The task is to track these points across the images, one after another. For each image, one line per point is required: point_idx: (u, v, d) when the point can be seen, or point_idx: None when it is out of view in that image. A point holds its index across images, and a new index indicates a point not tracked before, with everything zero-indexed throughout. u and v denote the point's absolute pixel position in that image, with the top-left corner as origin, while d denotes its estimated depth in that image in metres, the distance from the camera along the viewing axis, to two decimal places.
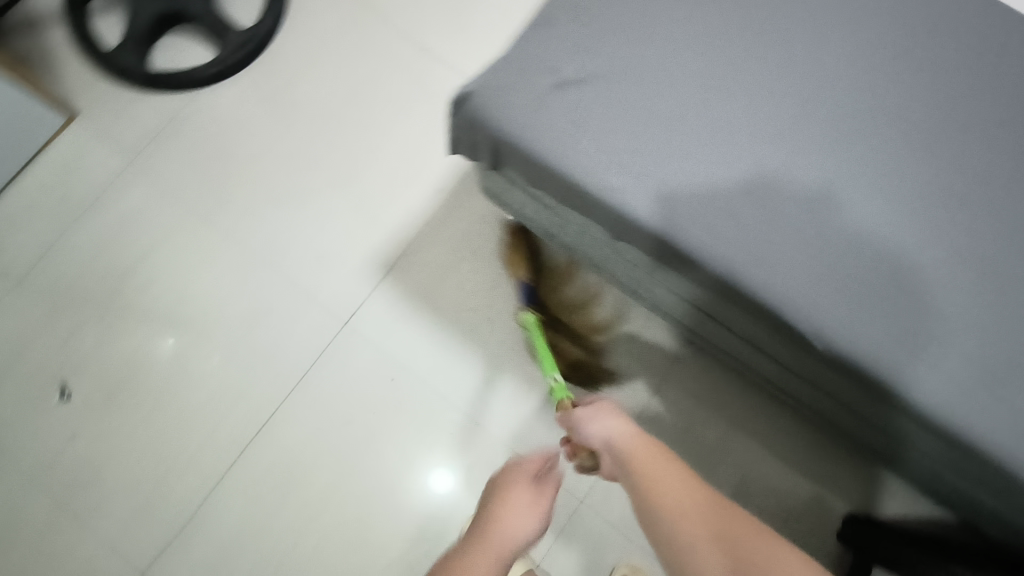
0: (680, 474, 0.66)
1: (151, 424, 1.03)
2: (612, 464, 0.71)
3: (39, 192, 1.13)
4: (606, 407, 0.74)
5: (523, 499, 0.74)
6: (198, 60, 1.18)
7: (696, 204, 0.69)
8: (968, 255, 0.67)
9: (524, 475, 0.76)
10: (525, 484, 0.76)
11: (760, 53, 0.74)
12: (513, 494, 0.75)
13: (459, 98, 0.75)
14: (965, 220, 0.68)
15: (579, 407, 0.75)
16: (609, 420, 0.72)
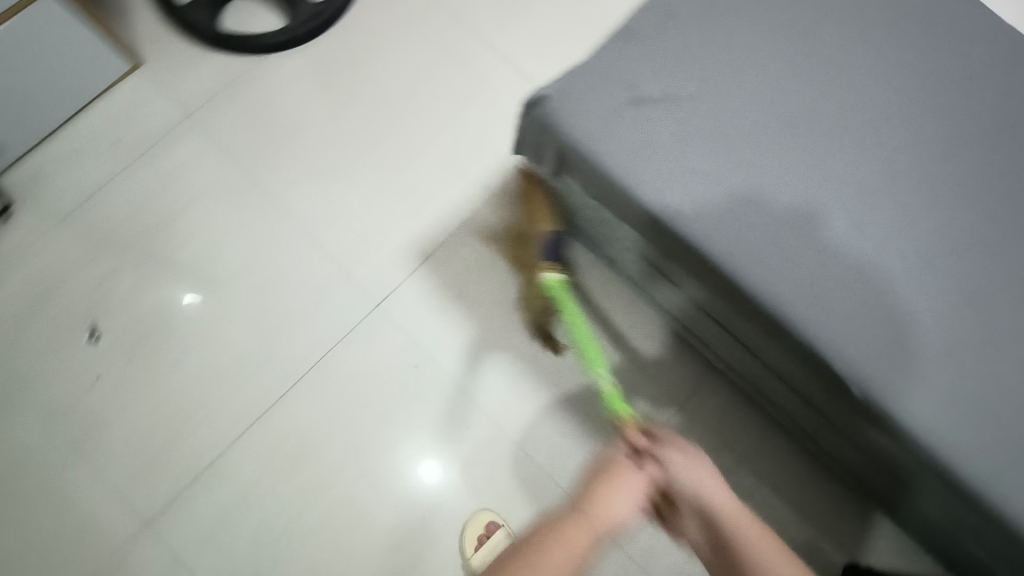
0: (766, 538, 0.77)
1: (174, 377, 1.04)
2: (704, 518, 0.79)
3: (96, 134, 1.14)
4: (706, 465, 0.81)
5: (627, 487, 0.80)
6: (268, 27, 1.20)
7: (752, 234, 0.70)
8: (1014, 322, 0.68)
9: (635, 480, 0.81)
10: (635, 482, 0.81)
11: (831, 98, 0.76)
12: (622, 485, 0.80)
13: (534, 100, 0.78)
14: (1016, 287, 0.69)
15: (683, 458, 0.81)
16: (711, 480, 0.79)
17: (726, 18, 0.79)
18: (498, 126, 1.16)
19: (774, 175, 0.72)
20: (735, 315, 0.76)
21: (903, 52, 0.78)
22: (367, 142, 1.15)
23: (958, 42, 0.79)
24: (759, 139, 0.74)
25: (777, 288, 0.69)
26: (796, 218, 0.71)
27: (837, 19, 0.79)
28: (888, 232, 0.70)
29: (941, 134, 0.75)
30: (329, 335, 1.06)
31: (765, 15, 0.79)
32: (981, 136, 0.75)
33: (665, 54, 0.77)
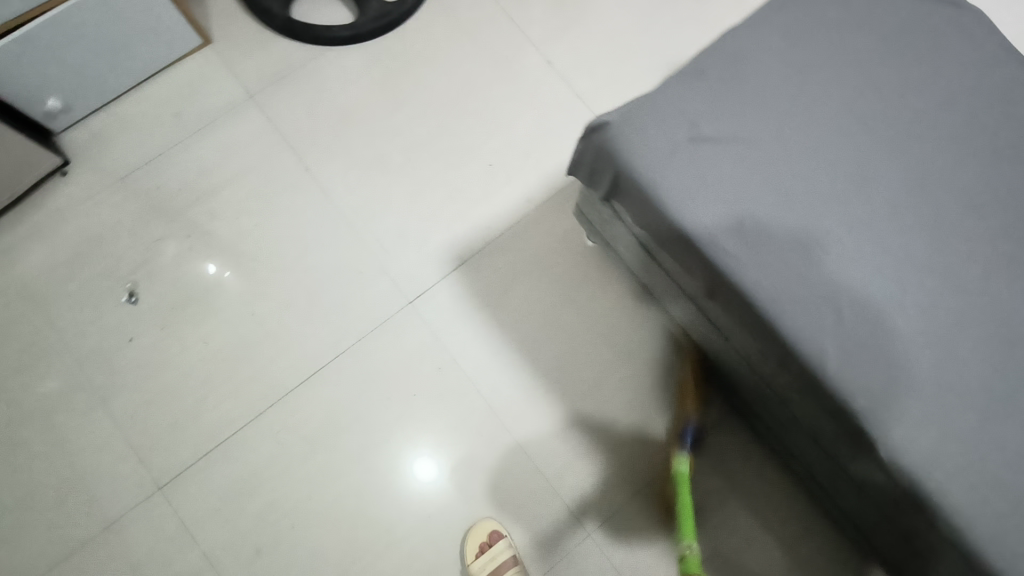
0: None
1: (204, 348, 1.06)
2: None
3: (160, 104, 1.17)
4: None
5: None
6: (336, 20, 1.22)
7: (795, 282, 0.72)
8: None
9: None
10: None
11: (887, 159, 0.77)
12: None
13: (597, 125, 0.80)
14: None
15: None
16: None
17: (793, 67, 0.80)
18: (548, 144, 1.18)
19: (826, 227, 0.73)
20: (766, 357, 0.78)
21: (962, 122, 0.79)
22: (419, 144, 1.17)
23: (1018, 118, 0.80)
24: (814, 191, 0.75)
25: (812, 336, 0.71)
26: (843, 272, 0.72)
27: (901, 80, 0.81)
28: (929, 298, 0.71)
29: (990, 207, 0.76)
30: (359, 327, 1.08)
31: (832, 69, 0.81)
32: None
33: (730, 95, 0.79)
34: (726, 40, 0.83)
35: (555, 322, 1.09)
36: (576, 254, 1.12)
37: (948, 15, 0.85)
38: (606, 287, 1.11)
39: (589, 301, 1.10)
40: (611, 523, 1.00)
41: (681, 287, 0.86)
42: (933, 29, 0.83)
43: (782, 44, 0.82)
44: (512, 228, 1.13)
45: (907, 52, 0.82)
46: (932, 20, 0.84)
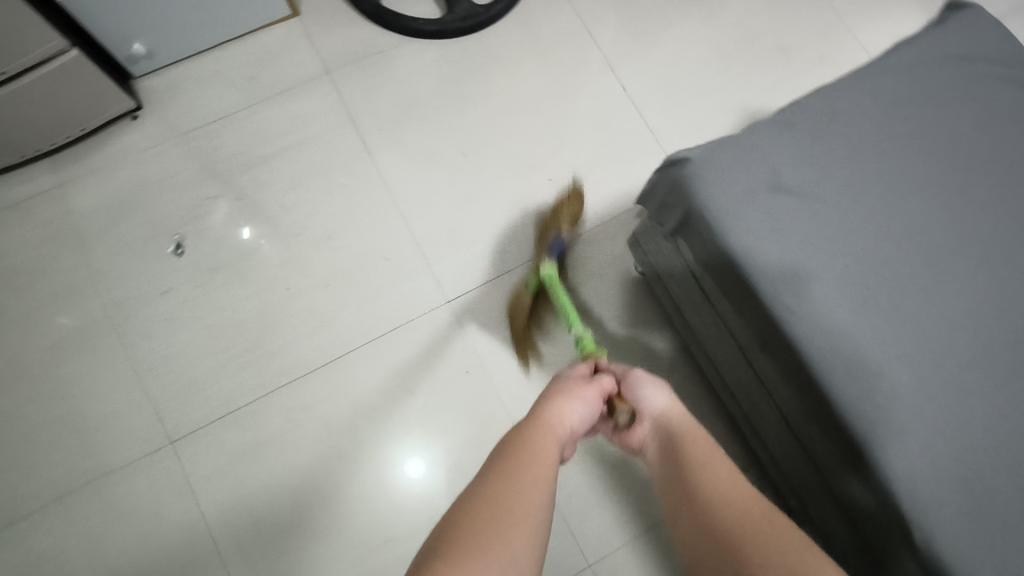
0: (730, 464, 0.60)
1: (238, 311, 1.06)
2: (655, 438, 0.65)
3: (238, 67, 1.19)
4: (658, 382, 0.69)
5: (581, 391, 0.65)
6: (423, 13, 1.23)
7: (855, 348, 0.70)
8: None
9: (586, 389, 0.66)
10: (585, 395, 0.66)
11: (967, 241, 0.75)
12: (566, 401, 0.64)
13: (676, 159, 0.79)
14: None
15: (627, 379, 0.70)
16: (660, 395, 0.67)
17: (885, 134, 0.79)
18: (609, 168, 1.17)
19: (893, 302, 0.72)
20: (812, 418, 0.76)
21: None
22: (483, 146, 1.17)
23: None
24: (887, 262, 0.73)
25: (869, 408, 0.68)
26: (905, 347, 0.70)
27: (994, 165, 0.79)
28: (990, 394, 0.69)
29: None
30: (394, 315, 1.07)
31: (924, 141, 0.79)
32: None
33: (818, 151, 0.77)
34: (820, 96, 0.82)
35: None
36: (621, 281, 1.11)
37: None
38: (644, 320, 1.09)
39: (627, 330, 1.08)
40: (613, 558, 0.98)
41: (731, 332, 0.85)
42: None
43: (877, 110, 0.80)
44: None
45: (1005, 140, 0.80)
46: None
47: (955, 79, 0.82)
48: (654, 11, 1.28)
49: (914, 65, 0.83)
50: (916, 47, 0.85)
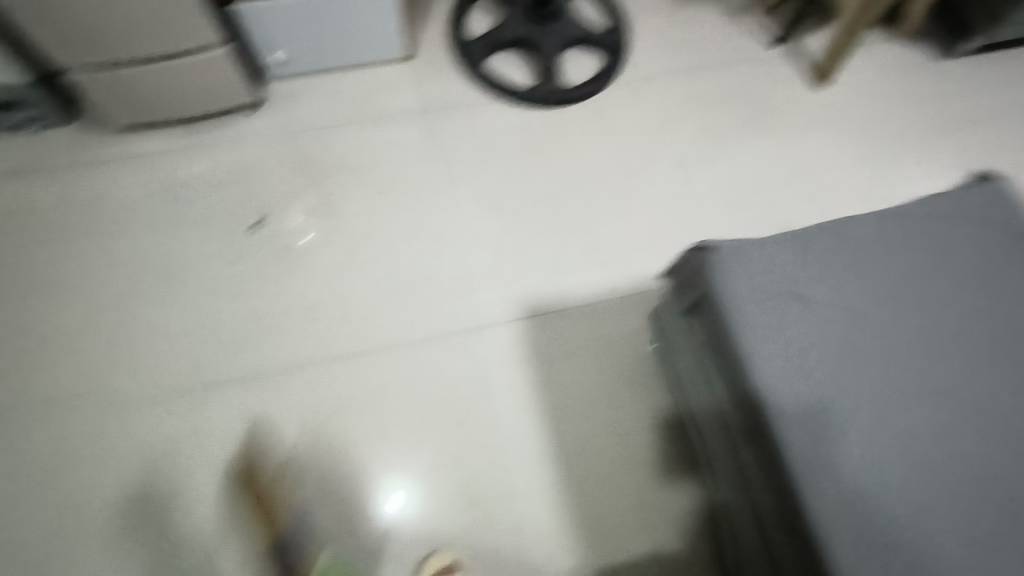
0: None
1: (291, 291, 1.20)
2: None
3: (351, 91, 1.36)
4: None
5: None
6: (518, 80, 1.39)
7: (824, 451, 0.76)
8: None
9: None
10: None
11: (954, 385, 0.80)
12: None
13: (703, 246, 0.89)
14: None
15: None
16: None
17: (899, 272, 0.86)
18: (647, 250, 1.28)
19: (872, 420, 0.78)
20: (773, 511, 0.81)
21: None
22: (540, 204, 1.30)
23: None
24: (874, 385, 0.80)
25: (828, 511, 0.74)
26: (872, 465, 0.76)
27: (998, 325, 0.84)
28: (947, 526, 0.73)
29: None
30: (423, 330, 1.18)
31: (934, 287, 0.86)
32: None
33: (830, 272, 0.86)
34: (849, 225, 0.90)
35: (590, 402, 1.14)
36: (634, 352, 1.19)
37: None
38: (649, 393, 1.16)
39: (629, 396, 1.15)
40: None
41: (718, 417, 0.91)
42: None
43: (897, 248, 0.88)
44: (586, 306, 1.22)
45: (1017, 303, 0.85)
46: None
47: (979, 239, 0.89)
48: (723, 123, 1.40)
49: (946, 219, 0.90)
50: (950, 202, 0.92)
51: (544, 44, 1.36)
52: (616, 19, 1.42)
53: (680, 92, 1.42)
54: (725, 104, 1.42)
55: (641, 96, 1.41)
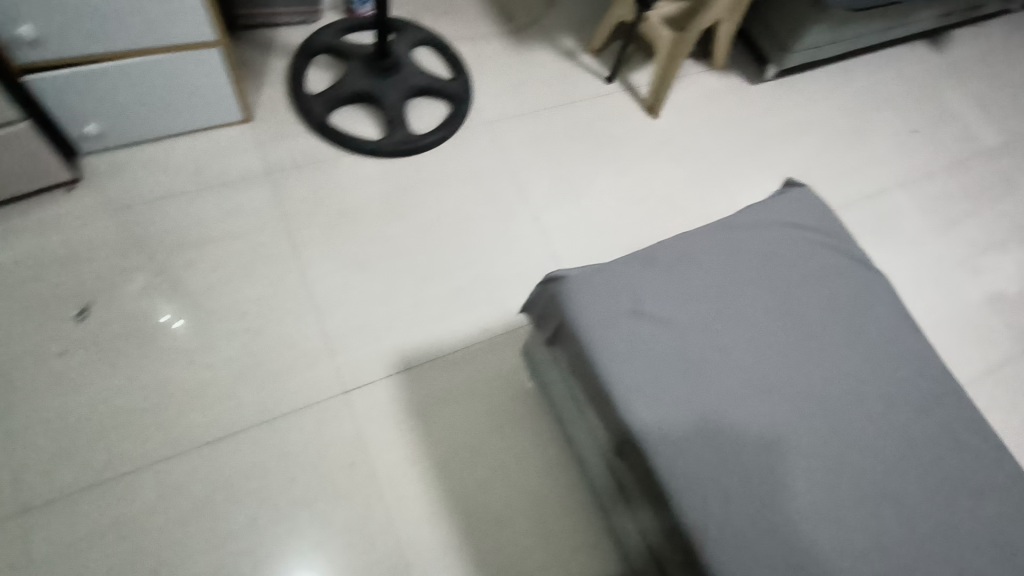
0: None
1: (133, 381, 1.07)
2: None
3: (186, 159, 1.28)
4: None
5: None
6: (365, 133, 1.37)
7: (691, 455, 0.79)
8: None
9: None
10: None
11: (795, 374, 0.87)
12: None
13: (555, 277, 0.91)
14: None
15: None
16: None
17: (733, 276, 0.93)
18: (515, 286, 1.29)
19: (729, 420, 0.82)
20: (658, 526, 0.82)
21: (870, 362, 0.90)
22: (402, 253, 1.27)
23: (922, 374, 0.90)
24: (727, 386, 0.84)
25: (702, 516, 0.76)
26: (735, 462, 0.79)
27: (823, 312, 0.92)
28: (811, 507, 0.78)
29: (888, 444, 0.84)
30: (290, 401, 1.10)
31: (765, 286, 0.93)
32: (921, 460, 0.84)
33: (674, 285, 0.90)
34: (684, 241, 0.96)
35: (479, 448, 1.11)
36: (514, 390, 1.18)
37: (877, 272, 0.99)
38: (535, 428, 1.15)
39: (516, 435, 1.13)
40: None
41: (596, 441, 0.92)
42: (861, 278, 0.97)
43: (730, 255, 0.95)
44: (463, 349, 1.20)
45: (836, 291, 0.94)
46: (863, 271, 0.98)
47: (795, 238, 0.98)
48: (571, 158, 1.47)
49: (765, 223, 0.99)
50: (765, 209, 1.01)
51: (387, 96, 1.37)
52: (457, 68, 1.46)
53: (528, 132, 1.48)
54: (570, 140, 1.50)
55: (490, 138, 1.45)
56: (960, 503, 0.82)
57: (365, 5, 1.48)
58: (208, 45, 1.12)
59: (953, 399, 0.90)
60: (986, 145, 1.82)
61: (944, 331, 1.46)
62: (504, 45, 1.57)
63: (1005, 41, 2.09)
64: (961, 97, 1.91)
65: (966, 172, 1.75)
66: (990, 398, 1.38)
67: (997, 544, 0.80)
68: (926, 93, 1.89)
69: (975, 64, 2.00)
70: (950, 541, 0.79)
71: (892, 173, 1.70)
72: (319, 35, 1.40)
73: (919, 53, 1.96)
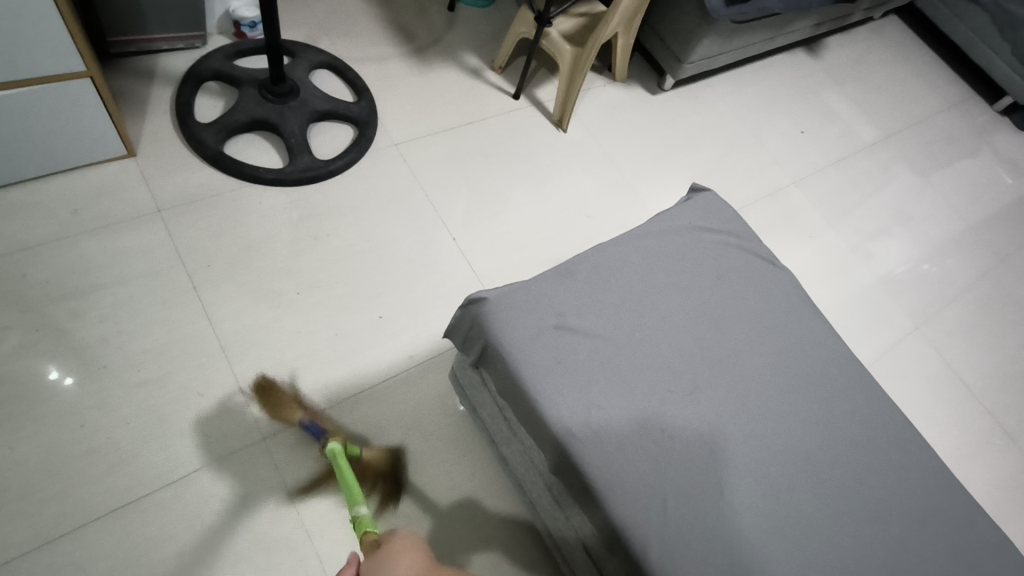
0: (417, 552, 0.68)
1: (14, 454, 0.94)
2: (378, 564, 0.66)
3: (61, 200, 1.14)
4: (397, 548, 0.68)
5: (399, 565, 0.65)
6: (265, 161, 1.30)
7: (626, 464, 0.79)
8: None
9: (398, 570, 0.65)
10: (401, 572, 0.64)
11: (717, 374, 0.89)
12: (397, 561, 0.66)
13: (475, 299, 0.89)
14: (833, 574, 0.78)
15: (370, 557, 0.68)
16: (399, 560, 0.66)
17: (651, 282, 0.94)
18: (438, 309, 1.26)
19: (660, 426, 0.82)
20: (601, 543, 0.81)
21: (785, 355, 0.93)
22: (316, 284, 1.21)
23: (832, 361, 0.95)
24: (653, 392, 0.85)
25: (647, 529, 0.76)
26: (671, 469, 0.79)
27: (737, 311, 0.95)
28: (746, 503, 0.80)
29: (807, 431, 0.88)
30: (202, 453, 1.01)
31: (682, 291, 0.95)
32: (839, 444, 0.88)
33: (594, 297, 0.90)
34: (601, 252, 0.96)
35: (412, 481, 1.07)
36: (443, 417, 1.15)
37: (782, 268, 1.04)
38: (468, 453, 1.12)
39: (449, 463, 1.11)
40: None
41: (530, 460, 0.90)
42: (768, 275, 1.01)
43: (645, 262, 0.96)
44: (388, 380, 1.16)
45: (747, 288, 0.98)
46: (769, 268, 1.02)
47: (705, 241, 1.01)
48: (485, 175, 1.47)
49: (676, 229, 1.01)
50: (675, 214, 1.04)
51: (287, 122, 1.30)
52: (360, 90, 1.42)
53: (438, 152, 1.46)
54: (482, 157, 1.49)
55: (400, 160, 1.41)
56: (876, 481, 0.87)
57: (256, 28, 1.41)
58: (78, 76, 1.03)
59: (860, 381, 0.95)
60: (864, 141, 1.98)
61: (846, 316, 1.56)
62: (407, 65, 1.55)
63: (871, 46, 2.29)
64: (839, 99, 2.07)
65: (850, 168, 1.90)
66: (890, 373, 1.49)
67: (910, 517, 0.85)
68: (809, 96, 2.04)
69: (848, 67, 2.18)
70: (870, 520, 0.83)
71: (786, 172, 1.81)
72: (205, 61, 1.32)
73: (799, 60, 2.11)
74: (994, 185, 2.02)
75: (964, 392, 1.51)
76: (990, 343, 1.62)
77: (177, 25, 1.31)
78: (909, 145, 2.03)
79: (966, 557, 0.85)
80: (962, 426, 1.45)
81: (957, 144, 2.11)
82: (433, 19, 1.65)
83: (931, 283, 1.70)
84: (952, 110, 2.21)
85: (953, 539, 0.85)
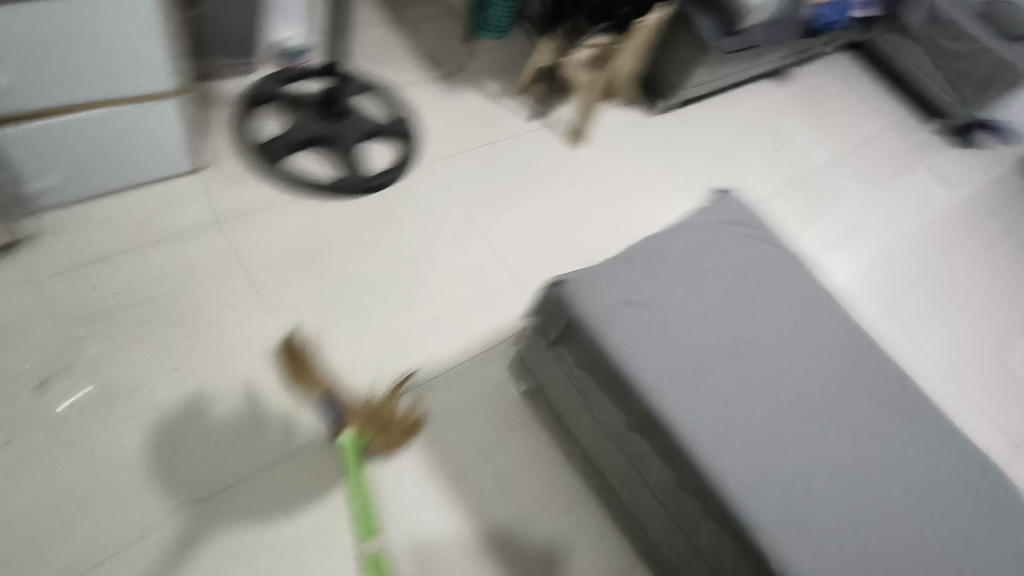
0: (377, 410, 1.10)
1: (97, 455, 0.99)
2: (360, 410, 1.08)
3: (133, 214, 1.22)
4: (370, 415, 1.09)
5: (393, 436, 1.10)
6: (320, 176, 1.41)
7: (699, 412, 0.92)
8: (874, 524, 0.90)
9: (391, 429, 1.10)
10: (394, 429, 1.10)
11: (762, 341, 1.04)
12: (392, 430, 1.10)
13: (556, 281, 1.02)
14: (874, 500, 0.92)
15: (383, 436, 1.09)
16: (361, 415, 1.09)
17: (697, 265, 1.09)
18: (487, 308, 1.38)
19: (722, 383, 0.96)
20: (681, 486, 0.93)
21: (813, 326, 1.09)
22: (378, 285, 1.31)
23: (853, 329, 1.11)
24: (714, 356, 0.99)
25: (726, 470, 0.88)
26: (738, 419, 0.93)
27: (770, 290, 1.11)
28: (799, 443, 0.94)
29: (840, 386, 1.03)
30: (291, 440, 1.09)
31: (724, 274, 1.10)
32: (868, 396, 1.03)
33: (655, 277, 1.04)
34: (652, 242, 1.11)
35: (484, 458, 1.18)
36: (504, 402, 1.26)
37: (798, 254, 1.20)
38: (529, 433, 1.24)
39: (514, 442, 1.22)
40: None
41: (608, 424, 1.02)
42: (791, 261, 1.18)
43: (691, 250, 1.11)
44: (452, 370, 1.27)
45: (775, 271, 1.14)
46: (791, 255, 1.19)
47: (736, 232, 1.17)
48: (513, 188, 1.61)
49: (710, 223, 1.17)
50: (707, 212, 1.20)
51: (339, 139, 1.41)
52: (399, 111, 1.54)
53: (470, 167, 1.59)
54: (509, 173, 1.63)
55: (439, 175, 1.54)
56: (902, 427, 1.01)
57: (299, 56, 1.54)
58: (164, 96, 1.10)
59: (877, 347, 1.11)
60: (828, 160, 2.24)
61: None
62: (434, 90, 1.68)
63: (826, 77, 2.58)
64: (804, 124, 2.34)
65: (819, 183, 2.14)
66: None
67: (934, 455, 1.00)
68: (779, 121, 2.28)
69: (808, 95, 2.46)
70: (902, 458, 0.98)
71: (765, 185, 2.03)
72: (259, 85, 1.43)
73: (767, 88, 2.37)
74: (939, 196, 2.31)
75: (938, 371, 1.70)
76: (955, 331, 1.83)
77: (233, 53, 1.41)
78: (865, 163, 2.31)
79: (984, 487, 0.99)
80: (941, 400, 1.64)
81: (904, 161, 2.39)
82: (454, 49, 1.80)
83: (899, 281, 1.92)
84: (899, 132, 2.51)
85: (971, 471, 1.00)
